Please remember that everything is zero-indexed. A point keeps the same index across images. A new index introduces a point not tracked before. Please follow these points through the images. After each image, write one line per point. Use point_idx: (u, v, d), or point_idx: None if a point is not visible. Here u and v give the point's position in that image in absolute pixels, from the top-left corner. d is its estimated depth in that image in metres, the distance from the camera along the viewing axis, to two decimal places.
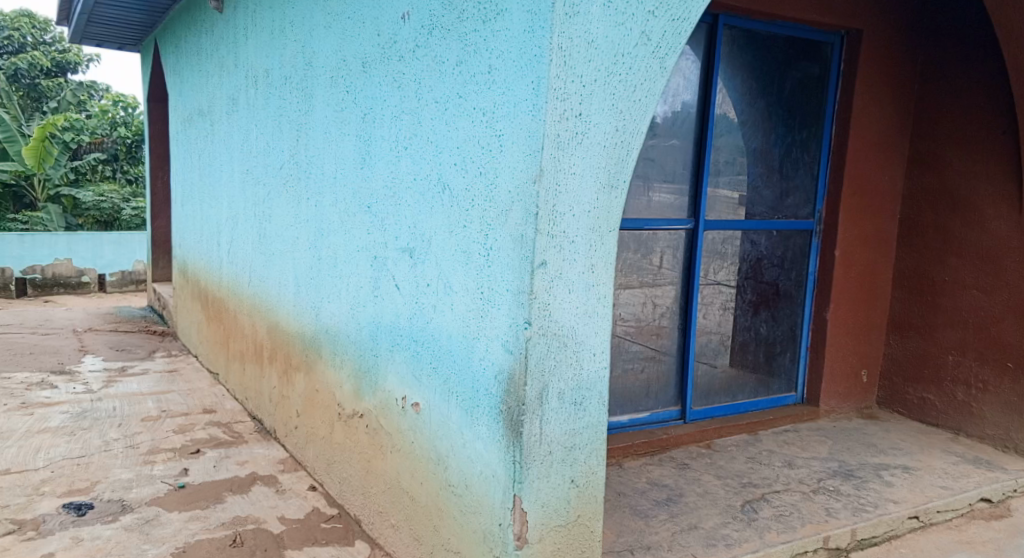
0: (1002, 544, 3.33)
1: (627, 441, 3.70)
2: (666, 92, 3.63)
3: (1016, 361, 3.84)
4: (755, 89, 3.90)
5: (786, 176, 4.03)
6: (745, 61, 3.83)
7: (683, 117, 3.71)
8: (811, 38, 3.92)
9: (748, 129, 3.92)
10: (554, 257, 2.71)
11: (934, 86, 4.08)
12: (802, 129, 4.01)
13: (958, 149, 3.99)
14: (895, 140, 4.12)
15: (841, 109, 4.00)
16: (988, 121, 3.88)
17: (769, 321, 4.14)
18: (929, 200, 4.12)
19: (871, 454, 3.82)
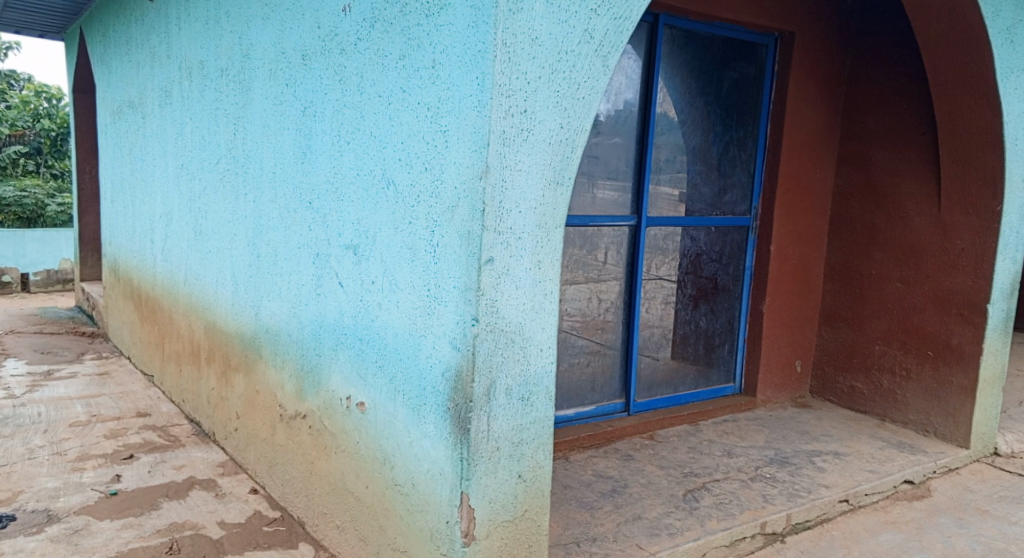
0: (923, 523, 3.52)
1: (573, 434, 3.77)
2: (609, 91, 3.69)
3: (935, 350, 4.05)
4: (695, 89, 3.99)
5: (725, 174, 4.15)
6: (685, 60, 3.92)
7: (626, 115, 3.78)
8: (747, 39, 4.04)
9: (689, 128, 4.01)
10: (501, 253, 2.72)
11: (861, 87, 4.27)
12: (739, 128, 4.14)
13: (884, 148, 4.19)
14: (827, 138, 4.31)
15: (775, 109, 4.15)
16: (909, 121, 4.08)
17: (709, 315, 4.26)
18: (857, 197, 4.32)
19: (805, 441, 3.98)
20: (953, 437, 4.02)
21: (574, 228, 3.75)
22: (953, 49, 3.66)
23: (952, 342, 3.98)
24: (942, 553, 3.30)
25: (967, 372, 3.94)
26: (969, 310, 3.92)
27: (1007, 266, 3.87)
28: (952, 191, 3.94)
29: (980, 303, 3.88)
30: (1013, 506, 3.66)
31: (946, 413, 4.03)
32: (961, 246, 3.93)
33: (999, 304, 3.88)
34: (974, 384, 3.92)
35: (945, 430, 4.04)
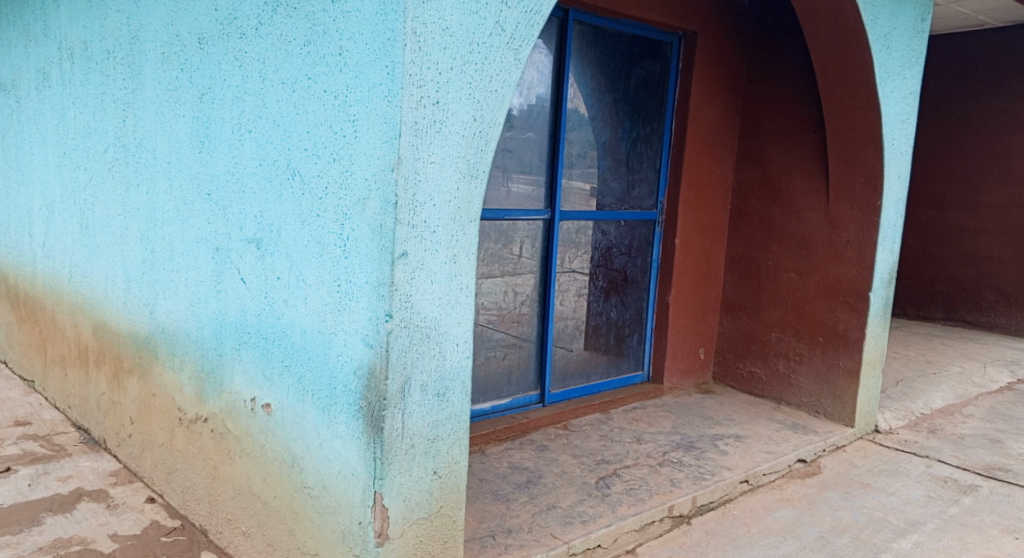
0: (814, 498, 3.80)
1: (489, 427, 3.84)
2: (523, 85, 3.78)
3: (823, 336, 4.45)
4: (603, 85, 4.15)
5: (633, 169, 4.36)
6: (594, 56, 4.07)
7: (538, 109, 3.88)
8: (653, 36, 4.26)
9: (599, 123, 4.17)
10: (415, 247, 2.65)
11: (757, 87, 4.62)
12: (645, 124, 4.36)
13: (779, 146, 4.55)
14: (727, 136, 4.64)
15: (679, 105, 4.40)
16: (801, 122, 4.45)
17: (619, 306, 4.46)
18: (754, 192, 4.68)
19: (709, 425, 4.23)
20: (840, 417, 4.42)
21: (489, 222, 3.84)
22: (838, 56, 4.00)
23: (839, 329, 4.38)
24: (832, 526, 3.57)
25: (852, 356, 4.34)
26: (854, 299, 4.31)
27: (886, 257, 4.28)
28: (838, 187, 4.31)
29: (863, 291, 4.27)
30: (890, 478, 4.07)
31: (834, 394, 4.42)
32: (847, 238, 4.31)
33: (879, 292, 4.30)
34: (859, 367, 4.32)
35: (833, 410, 4.44)
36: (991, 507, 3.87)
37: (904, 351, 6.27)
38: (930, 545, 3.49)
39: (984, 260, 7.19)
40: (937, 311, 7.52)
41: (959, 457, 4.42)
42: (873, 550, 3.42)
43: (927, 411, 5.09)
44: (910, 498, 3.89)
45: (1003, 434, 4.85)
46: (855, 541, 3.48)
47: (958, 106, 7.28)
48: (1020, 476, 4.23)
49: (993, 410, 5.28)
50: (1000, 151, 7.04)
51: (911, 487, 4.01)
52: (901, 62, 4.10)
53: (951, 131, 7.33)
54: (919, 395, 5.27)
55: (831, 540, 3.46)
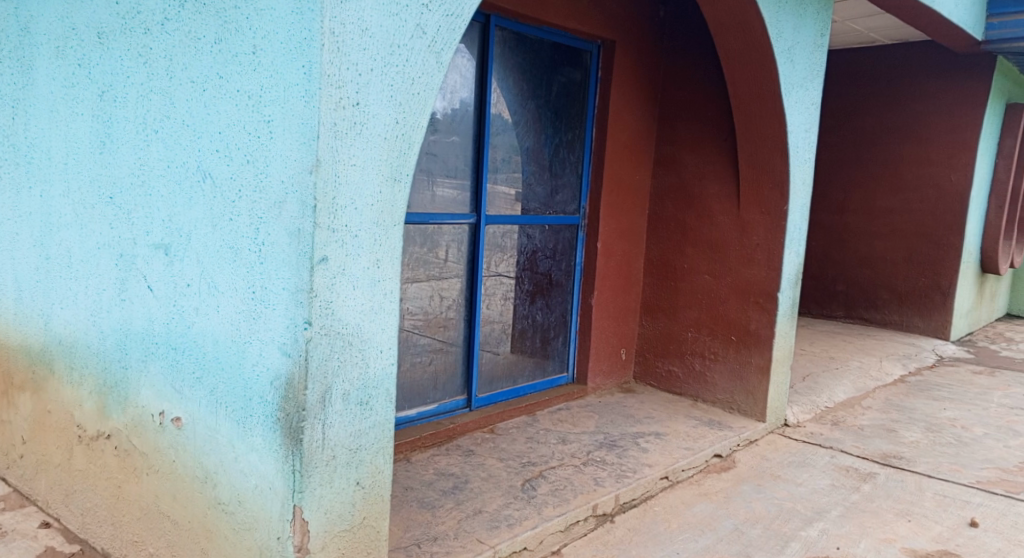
0: (729, 491, 3.93)
1: (415, 435, 3.81)
2: (446, 89, 3.78)
3: (736, 335, 4.67)
4: (526, 91, 4.20)
5: (556, 175, 4.45)
6: (516, 62, 4.11)
7: (461, 113, 3.89)
8: (573, 44, 4.36)
9: (522, 129, 4.22)
10: (335, 252, 2.48)
11: (671, 98, 4.83)
12: (567, 131, 4.46)
13: (692, 153, 4.77)
14: (644, 144, 4.83)
15: (600, 113, 4.54)
16: (713, 131, 4.68)
17: (545, 309, 4.54)
18: (670, 198, 4.88)
19: (630, 424, 4.37)
20: (752, 412, 4.64)
21: (414, 226, 3.83)
22: (746, 67, 4.19)
23: (750, 328, 4.60)
24: (746, 518, 3.67)
25: (763, 353, 4.56)
26: (764, 299, 4.53)
27: (792, 259, 4.53)
28: (748, 193, 4.55)
29: (772, 291, 4.50)
30: (797, 469, 4.24)
31: (747, 391, 4.64)
32: (756, 241, 4.55)
33: (786, 293, 4.54)
34: (769, 364, 4.54)
35: (746, 406, 4.65)
36: (889, 493, 4.07)
37: (808, 348, 6.56)
38: (834, 532, 3.63)
39: (876, 261, 7.64)
40: (837, 309, 7.93)
41: (860, 447, 4.64)
42: (784, 539, 3.53)
43: (830, 404, 5.34)
44: (816, 488, 4.05)
45: (898, 424, 5.13)
46: (767, 531, 3.58)
47: (848, 116, 7.68)
48: (913, 463, 4.48)
49: (889, 402, 5.59)
50: (887, 158, 7.48)
51: (816, 476, 4.18)
52: (803, 75, 4.33)
53: (842, 139, 7.72)
54: (823, 389, 5.51)
55: (745, 531, 3.56)
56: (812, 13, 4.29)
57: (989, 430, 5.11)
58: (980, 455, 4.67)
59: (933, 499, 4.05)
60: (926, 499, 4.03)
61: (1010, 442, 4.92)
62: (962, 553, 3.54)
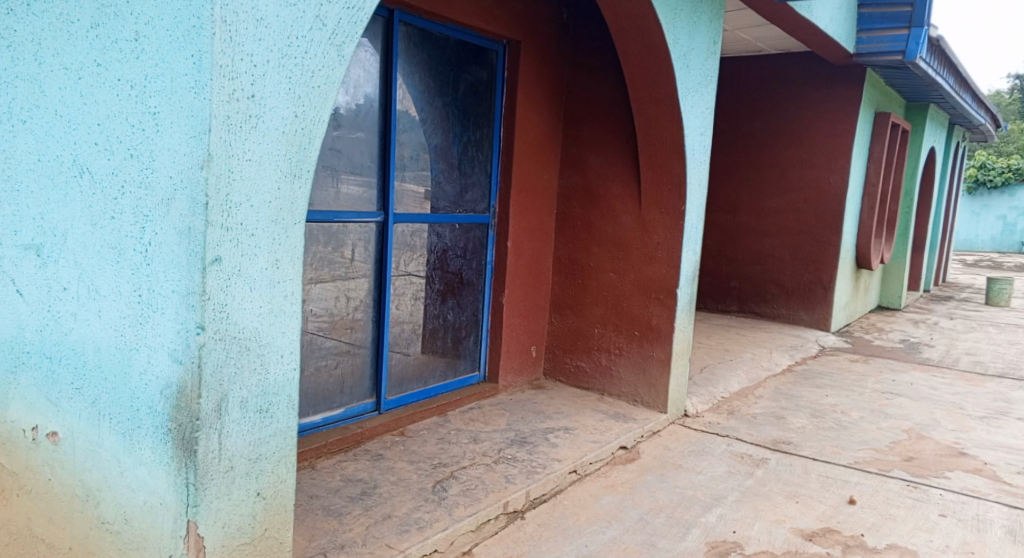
0: (635, 482, 3.98)
1: (320, 440, 3.67)
2: (349, 83, 3.66)
3: (639, 330, 4.73)
4: (433, 88, 4.12)
5: (465, 173, 4.39)
6: (421, 58, 4.03)
7: (366, 109, 3.78)
8: (479, 43, 4.31)
9: (429, 126, 4.14)
10: (230, 252, 2.35)
11: (577, 98, 4.83)
12: (475, 129, 4.40)
13: (596, 153, 4.80)
14: (550, 144, 4.82)
15: (507, 112, 4.51)
16: (615, 131, 4.72)
17: (456, 308, 4.48)
18: (576, 198, 4.90)
19: (540, 420, 4.35)
20: (655, 404, 4.71)
21: (318, 224, 3.70)
22: (647, 69, 4.24)
23: (652, 323, 4.67)
24: (650, 507, 3.73)
25: (664, 347, 4.64)
26: (664, 295, 4.61)
27: (690, 256, 4.64)
28: (649, 193, 4.61)
29: (671, 287, 4.59)
30: (697, 457, 4.33)
31: (650, 383, 4.71)
32: (658, 240, 4.62)
33: (684, 289, 4.64)
34: (670, 357, 4.62)
35: (648, 398, 4.72)
36: (779, 476, 4.19)
37: (705, 341, 6.70)
38: (731, 516, 3.71)
39: (766, 258, 7.88)
40: (732, 304, 8.13)
41: (753, 434, 4.77)
42: (685, 526, 3.60)
43: (725, 395, 5.47)
44: (714, 475, 4.13)
45: (787, 411, 5.30)
46: (671, 519, 3.64)
47: (738, 120, 7.84)
48: (801, 447, 4.63)
49: (779, 391, 5.77)
50: (779, 159, 7.72)
51: (714, 464, 4.27)
52: (698, 81, 4.44)
53: (734, 141, 7.89)
54: (719, 380, 5.64)
55: (650, 520, 3.61)
56: (705, 21, 4.41)
57: (864, 413, 5.34)
58: (856, 437, 4.87)
59: (818, 480, 4.19)
60: (811, 481, 4.17)
61: (882, 424, 5.15)
62: (844, 530, 3.68)
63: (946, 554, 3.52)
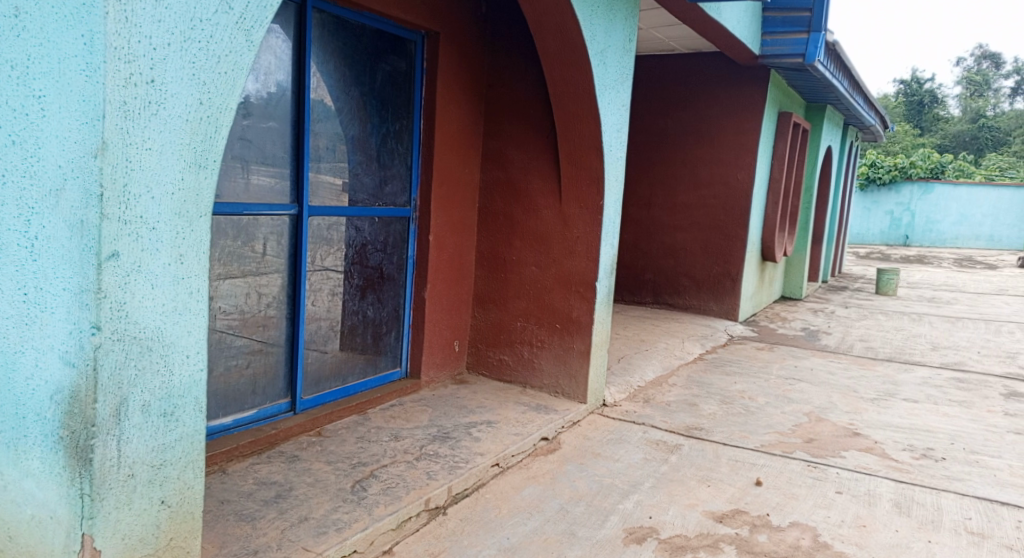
0: (557, 473, 3.97)
1: (231, 443, 3.53)
2: (258, 70, 3.52)
3: (560, 323, 4.73)
4: (349, 77, 4.01)
5: (384, 165, 4.29)
6: (336, 47, 3.91)
7: (278, 97, 3.64)
8: (396, 33, 4.21)
9: (345, 117, 4.02)
10: (128, 246, 2.21)
11: (497, 91, 4.78)
12: (395, 120, 4.30)
13: (517, 148, 4.75)
14: (471, 137, 4.76)
15: (426, 104, 4.42)
16: (535, 125, 4.69)
17: (376, 304, 4.38)
18: (498, 192, 4.85)
19: (463, 415, 4.29)
20: (575, 394, 4.72)
21: (226, 217, 3.56)
22: (565, 65, 4.23)
23: (573, 315, 4.68)
24: (570, 496, 3.73)
25: (584, 338, 4.66)
26: (585, 288, 4.63)
27: (608, 250, 4.67)
28: (569, 187, 4.61)
29: (591, 280, 4.60)
30: (615, 445, 4.35)
31: (570, 374, 4.72)
32: (577, 234, 4.63)
33: (603, 282, 4.67)
34: (590, 348, 4.64)
35: (569, 389, 4.73)
36: (692, 461, 4.24)
37: (621, 332, 6.75)
38: (647, 502, 3.74)
39: (680, 251, 8.00)
40: (646, 295, 8.21)
41: (667, 421, 4.82)
42: (604, 513, 3.61)
43: (641, 384, 5.52)
44: (630, 462, 4.16)
45: (698, 397, 5.39)
46: (590, 508, 3.65)
47: (656, 117, 7.92)
48: (712, 432, 4.71)
49: (691, 379, 5.86)
50: (694, 155, 7.82)
51: (632, 452, 4.30)
52: (615, 78, 4.46)
53: (651, 137, 7.97)
54: (635, 369, 5.70)
55: (570, 510, 3.61)
56: (621, 18, 4.43)
57: (769, 398, 5.48)
58: (763, 421, 4.98)
59: (728, 464, 4.26)
60: (721, 465, 4.23)
61: (786, 408, 5.29)
62: (752, 510, 3.74)
63: (842, 529, 3.63)
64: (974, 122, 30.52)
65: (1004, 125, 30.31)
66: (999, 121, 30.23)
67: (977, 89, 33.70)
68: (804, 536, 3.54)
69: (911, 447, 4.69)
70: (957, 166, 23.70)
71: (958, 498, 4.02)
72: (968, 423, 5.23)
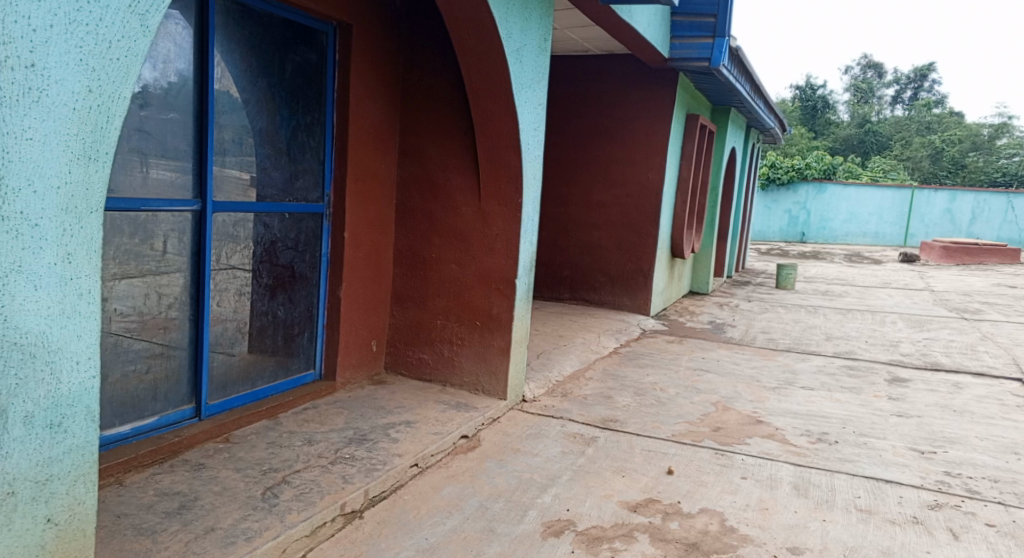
0: (477, 470, 3.91)
1: (129, 453, 3.34)
2: (155, 57, 3.34)
3: (480, 320, 4.66)
4: (256, 68, 3.85)
5: (295, 160, 4.14)
6: (242, 36, 3.74)
7: (178, 87, 3.47)
8: (307, 24, 4.07)
9: (253, 109, 3.86)
10: (6, 244, 2.05)
11: (413, 86, 4.67)
12: (305, 114, 4.16)
13: (435, 144, 4.66)
14: (387, 133, 4.64)
15: (339, 97, 4.29)
16: (453, 120, 4.61)
17: (287, 304, 4.23)
18: (415, 188, 4.74)
19: (380, 416, 4.18)
20: (495, 391, 4.68)
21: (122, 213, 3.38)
22: (482, 61, 4.17)
23: (493, 312, 4.62)
24: (489, 493, 3.67)
25: (504, 335, 4.61)
26: (504, 285, 4.58)
27: (527, 248, 4.64)
28: (488, 185, 4.55)
29: (511, 278, 4.56)
30: (534, 440, 4.32)
31: (490, 371, 4.67)
32: (497, 232, 4.57)
33: (522, 279, 4.63)
34: (510, 345, 4.60)
35: (490, 386, 4.68)
36: (608, 453, 4.24)
37: (538, 328, 6.73)
38: (565, 495, 3.72)
39: (597, 248, 8.03)
40: (565, 291, 8.22)
41: (584, 414, 4.82)
42: (523, 508, 3.57)
43: (559, 378, 5.51)
44: (549, 456, 4.13)
45: (614, 390, 5.41)
46: (509, 503, 3.60)
47: (571, 116, 7.93)
48: (626, 424, 4.72)
49: (607, 372, 5.90)
50: (609, 154, 7.87)
51: (550, 446, 4.27)
52: (531, 77, 4.43)
53: (567, 136, 7.97)
54: (554, 364, 5.69)
55: (489, 507, 3.56)
56: (536, 18, 4.39)
57: (679, 389, 5.54)
58: (674, 411, 5.04)
59: (642, 454, 4.27)
60: (636, 455, 4.25)
61: (695, 398, 5.36)
62: (664, 499, 3.76)
63: (747, 512, 3.68)
64: (861, 126, 31.83)
65: (887, 129, 31.81)
66: (883, 126, 31.61)
67: (864, 97, 35.02)
68: (712, 521, 3.58)
69: (808, 432, 4.81)
70: (847, 167, 24.70)
71: (849, 478, 4.14)
72: (857, 407, 5.41)
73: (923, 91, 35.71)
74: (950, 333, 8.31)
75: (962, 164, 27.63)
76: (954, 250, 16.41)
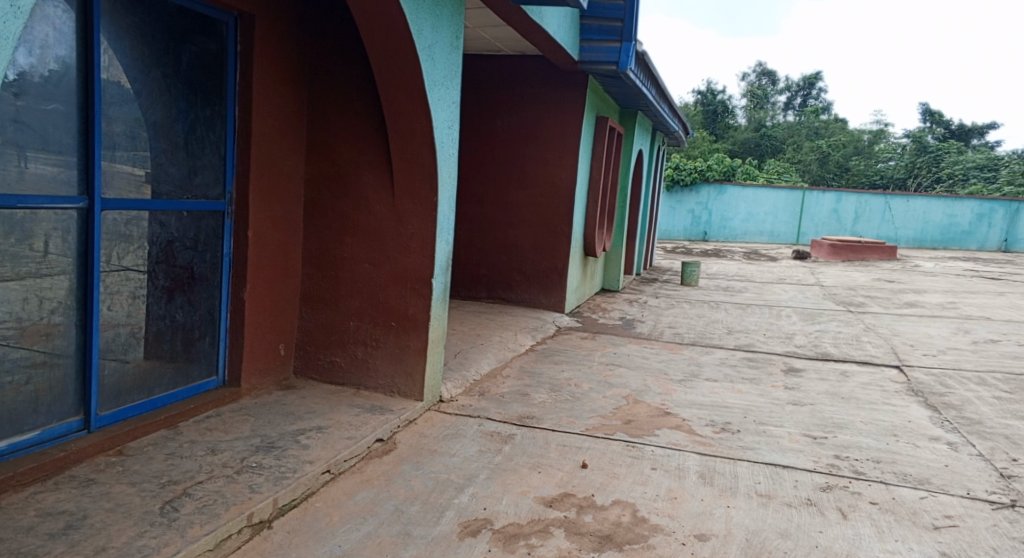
0: (392, 474, 3.78)
1: (6, 472, 3.11)
2: (30, 43, 3.12)
3: (396, 321, 4.54)
4: (149, 57, 3.63)
5: (193, 155, 3.93)
6: (131, 23, 3.52)
7: (60, 76, 3.25)
8: (205, 13, 3.86)
9: (145, 100, 3.64)
10: None
11: (321, 80, 4.50)
12: (205, 107, 3.95)
13: (344, 139, 4.50)
14: (293, 128, 4.45)
15: (241, 90, 4.09)
16: (364, 116, 4.46)
17: (185, 307, 4.01)
18: (325, 185, 4.57)
19: (289, 422, 4.01)
20: (411, 393, 4.56)
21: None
22: (394, 56, 4.05)
23: (409, 312, 4.51)
24: (405, 496, 3.56)
25: (420, 335, 4.51)
26: (420, 284, 4.47)
27: (443, 247, 4.55)
28: (401, 182, 4.43)
29: (427, 277, 4.46)
30: (450, 441, 4.22)
31: (406, 373, 4.55)
32: (412, 230, 4.46)
33: (438, 278, 4.54)
34: (426, 346, 4.50)
35: (405, 388, 4.56)
36: (525, 450, 4.18)
37: (454, 327, 6.63)
38: (482, 494, 3.64)
39: (512, 247, 7.98)
40: (481, 291, 8.14)
41: (501, 412, 4.75)
42: (439, 510, 3.47)
43: (476, 377, 5.42)
44: (466, 456, 4.04)
45: (530, 387, 5.36)
46: (425, 505, 3.50)
47: (482, 116, 7.86)
48: (542, 420, 4.67)
49: (523, 370, 5.84)
50: (522, 154, 7.83)
51: (467, 446, 4.18)
52: (443, 74, 4.33)
53: (479, 136, 7.89)
54: (471, 363, 5.59)
55: (405, 510, 3.45)
56: (448, 16, 4.30)
57: (593, 384, 5.54)
58: (588, 406, 5.02)
59: (557, 450, 4.23)
60: (551, 451, 4.20)
61: (607, 392, 5.36)
62: (579, 492, 3.73)
63: (658, 503, 3.68)
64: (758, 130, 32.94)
65: (782, 134, 32.80)
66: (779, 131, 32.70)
67: (761, 101, 35.65)
68: (624, 513, 3.56)
69: (712, 422, 4.86)
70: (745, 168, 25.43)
71: (751, 465, 4.19)
72: (758, 397, 5.51)
73: (812, 97, 37.01)
74: (838, 324, 8.63)
75: (848, 167, 28.91)
76: (841, 249, 17.10)
